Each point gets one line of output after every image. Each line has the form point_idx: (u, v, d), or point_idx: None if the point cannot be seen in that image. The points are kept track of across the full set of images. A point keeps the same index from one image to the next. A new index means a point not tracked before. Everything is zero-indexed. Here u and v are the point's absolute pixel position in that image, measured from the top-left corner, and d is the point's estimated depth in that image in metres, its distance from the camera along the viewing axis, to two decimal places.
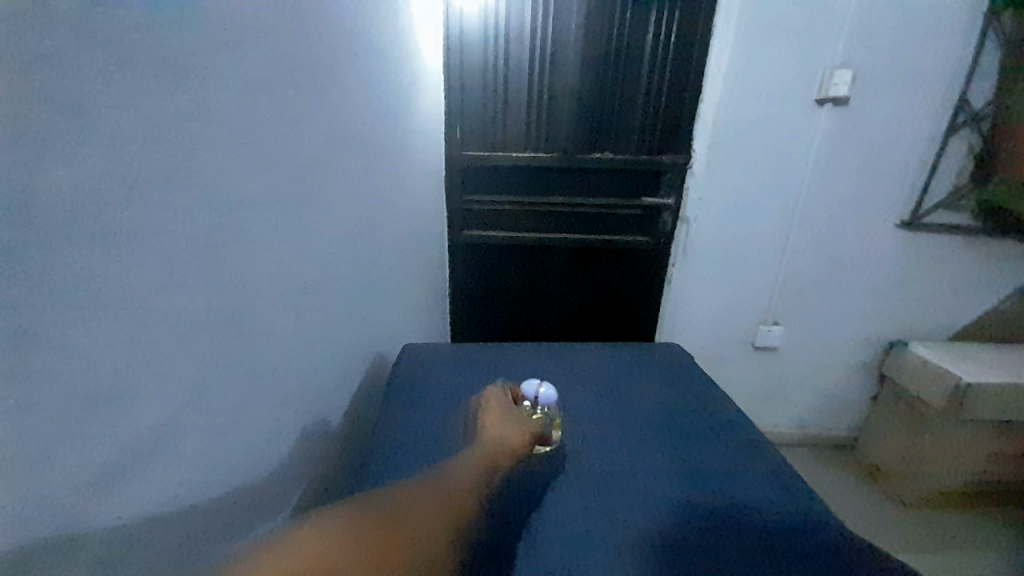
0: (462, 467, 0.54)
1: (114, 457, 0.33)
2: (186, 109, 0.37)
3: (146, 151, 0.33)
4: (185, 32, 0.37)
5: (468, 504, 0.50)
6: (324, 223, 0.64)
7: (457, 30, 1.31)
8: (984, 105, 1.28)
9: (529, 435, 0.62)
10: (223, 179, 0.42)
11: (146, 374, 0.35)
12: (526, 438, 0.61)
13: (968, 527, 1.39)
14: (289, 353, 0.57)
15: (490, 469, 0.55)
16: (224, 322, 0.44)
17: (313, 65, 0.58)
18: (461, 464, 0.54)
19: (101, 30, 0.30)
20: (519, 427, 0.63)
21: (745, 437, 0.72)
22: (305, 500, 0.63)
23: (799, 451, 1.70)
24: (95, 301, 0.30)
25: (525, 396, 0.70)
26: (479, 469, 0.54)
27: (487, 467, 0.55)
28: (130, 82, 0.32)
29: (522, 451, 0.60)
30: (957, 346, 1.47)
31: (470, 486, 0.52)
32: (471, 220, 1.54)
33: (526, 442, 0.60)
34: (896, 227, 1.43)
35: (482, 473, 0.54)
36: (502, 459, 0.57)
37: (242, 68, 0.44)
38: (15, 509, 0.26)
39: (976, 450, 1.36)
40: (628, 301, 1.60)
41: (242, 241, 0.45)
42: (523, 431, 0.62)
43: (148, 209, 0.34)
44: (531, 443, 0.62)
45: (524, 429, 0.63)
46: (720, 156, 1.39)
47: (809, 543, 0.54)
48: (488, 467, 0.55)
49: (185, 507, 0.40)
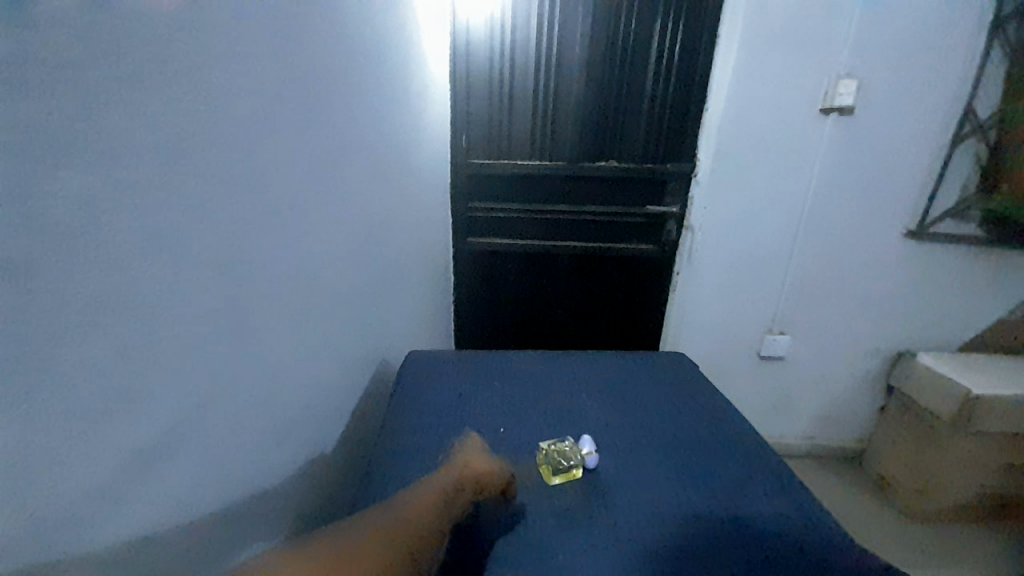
0: (414, 502, 0.52)
1: (122, 464, 0.33)
2: (197, 120, 0.38)
3: (160, 162, 0.35)
4: (198, 44, 0.38)
5: (420, 549, 0.49)
6: (329, 230, 0.65)
7: (464, 40, 1.33)
8: (989, 114, 1.28)
9: (490, 475, 0.58)
10: (231, 185, 0.43)
11: (154, 380, 0.35)
12: (481, 476, 0.57)
13: (979, 541, 1.37)
14: (295, 357, 0.57)
15: (449, 503, 0.53)
16: (234, 324, 0.45)
17: (317, 76, 0.59)
18: (413, 500, 0.53)
19: (123, 44, 0.31)
20: (493, 463, 0.60)
21: (752, 445, 0.72)
22: (308, 507, 0.63)
23: (806, 463, 1.68)
24: (107, 311, 0.31)
25: (581, 443, 0.68)
26: (434, 507, 0.52)
27: (440, 502, 0.53)
28: (147, 95, 0.33)
29: (493, 489, 0.57)
30: (966, 358, 1.45)
31: (426, 525, 0.50)
32: (476, 227, 1.55)
33: (499, 479, 0.58)
34: (903, 237, 1.42)
35: (439, 506, 0.52)
36: (467, 489, 0.55)
37: (251, 82, 0.46)
38: (33, 515, 0.27)
39: (986, 462, 1.34)
40: (633, 308, 1.60)
41: (248, 250, 0.46)
42: (485, 469, 0.58)
43: (160, 217, 0.35)
44: (498, 484, 0.58)
45: (485, 468, 0.58)
46: (726, 165, 1.38)
47: (815, 556, 0.53)
48: (446, 496, 0.54)
49: (192, 513, 0.41)
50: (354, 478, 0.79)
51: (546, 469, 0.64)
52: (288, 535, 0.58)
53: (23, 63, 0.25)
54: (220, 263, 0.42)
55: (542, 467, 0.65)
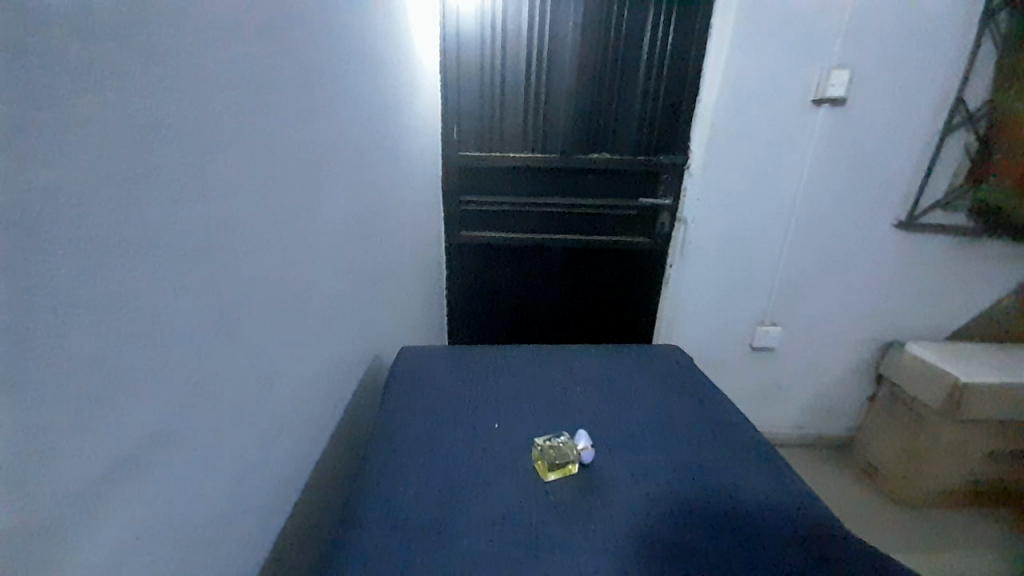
0: None
1: (109, 469, 0.32)
2: (182, 112, 0.37)
3: (143, 155, 0.33)
4: (179, 31, 0.36)
5: None
6: (318, 226, 0.64)
7: (454, 31, 1.31)
8: (979, 105, 1.28)
9: None
10: (217, 180, 0.42)
11: (141, 380, 0.34)
12: None
13: (966, 526, 1.40)
14: (286, 355, 0.56)
15: None
16: (222, 321, 0.44)
17: (305, 69, 0.58)
18: None
19: (99, 30, 0.29)
20: None
21: (747, 437, 0.72)
22: (300, 507, 0.62)
23: (797, 452, 1.71)
24: (95, 310, 0.30)
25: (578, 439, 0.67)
26: None
27: None
28: (127, 83, 0.32)
29: None
30: (955, 347, 1.47)
31: None
32: (469, 221, 1.54)
33: None
34: (894, 227, 1.43)
35: None
36: None
37: (236, 77, 0.44)
38: (28, 522, 0.26)
39: (975, 449, 1.36)
40: (627, 301, 1.61)
41: (236, 248, 0.45)
42: None
43: (144, 212, 0.33)
44: None
45: None
46: (720, 157, 1.37)
47: (813, 546, 0.54)
48: None
49: (184, 517, 0.40)
50: (348, 476, 0.78)
51: (542, 466, 0.64)
52: (282, 534, 0.57)
53: (13, 70, 0.24)
54: (210, 261, 0.41)
55: (539, 463, 0.65)
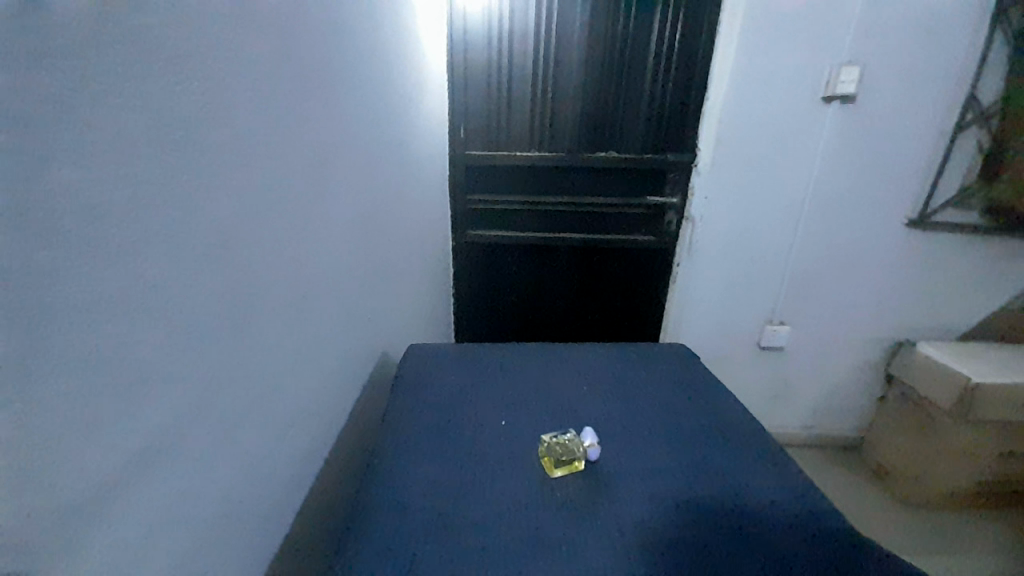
0: None
1: (118, 465, 0.33)
2: (191, 115, 0.38)
3: (152, 156, 0.34)
4: (188, 35, 0.37)
5: None
6: (326, 226, 0.65)
7: (461, 30, 1.31)
8: (991, 102, 1.27)
9: None
10: (227, 182, 0.43)
11: (150, 378, 0.35)
12: None
13: (977, 528, 1.39)
14: (294, 354, 0.57)
15: None
16: (231, 321, 0.44)
17: (313, 72, 0.59)
18: None
19: (109, 33, 0.30)
20: None
21: (753, 436, 0.72)
22: (309, 504, 0.63)
23: (805, 452, 1.70)
24: (107, 310, 0.31)
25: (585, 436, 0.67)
26: None
27: None
28: (137, 87, 0.32)
29: None
30: (966, 347, 1.45)
31: None
32: (476, 220, 1.54)
33: None
34: (904, 226, 1.41)
35: None
36: None
37: (246, 82, 0.45)
38: (39, 516, 0.27)
39: (986, 450, 1.35)
40: (634, 300, 1.61)
41: (245, 248, 0.46)
42: None
43: (154, 213, 0.34)
44: None
45: None
46: (727, 156, 1.37)
47: (817, 546, 0.54)
48: None
49: (193, 512, 0.40)
50: (355, 474, 0.79)
51: (548, 462, 0.64)
52: (290, 530, 0.58)
53: (19, 72, 0.25)
54: (220, 262, 0.42)
55: (545, 459, 0.65)
